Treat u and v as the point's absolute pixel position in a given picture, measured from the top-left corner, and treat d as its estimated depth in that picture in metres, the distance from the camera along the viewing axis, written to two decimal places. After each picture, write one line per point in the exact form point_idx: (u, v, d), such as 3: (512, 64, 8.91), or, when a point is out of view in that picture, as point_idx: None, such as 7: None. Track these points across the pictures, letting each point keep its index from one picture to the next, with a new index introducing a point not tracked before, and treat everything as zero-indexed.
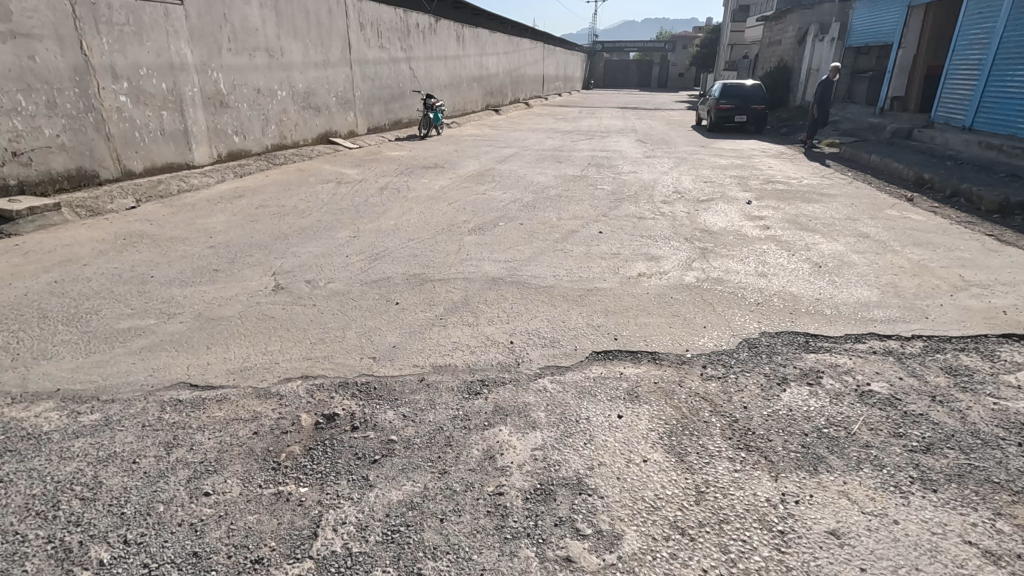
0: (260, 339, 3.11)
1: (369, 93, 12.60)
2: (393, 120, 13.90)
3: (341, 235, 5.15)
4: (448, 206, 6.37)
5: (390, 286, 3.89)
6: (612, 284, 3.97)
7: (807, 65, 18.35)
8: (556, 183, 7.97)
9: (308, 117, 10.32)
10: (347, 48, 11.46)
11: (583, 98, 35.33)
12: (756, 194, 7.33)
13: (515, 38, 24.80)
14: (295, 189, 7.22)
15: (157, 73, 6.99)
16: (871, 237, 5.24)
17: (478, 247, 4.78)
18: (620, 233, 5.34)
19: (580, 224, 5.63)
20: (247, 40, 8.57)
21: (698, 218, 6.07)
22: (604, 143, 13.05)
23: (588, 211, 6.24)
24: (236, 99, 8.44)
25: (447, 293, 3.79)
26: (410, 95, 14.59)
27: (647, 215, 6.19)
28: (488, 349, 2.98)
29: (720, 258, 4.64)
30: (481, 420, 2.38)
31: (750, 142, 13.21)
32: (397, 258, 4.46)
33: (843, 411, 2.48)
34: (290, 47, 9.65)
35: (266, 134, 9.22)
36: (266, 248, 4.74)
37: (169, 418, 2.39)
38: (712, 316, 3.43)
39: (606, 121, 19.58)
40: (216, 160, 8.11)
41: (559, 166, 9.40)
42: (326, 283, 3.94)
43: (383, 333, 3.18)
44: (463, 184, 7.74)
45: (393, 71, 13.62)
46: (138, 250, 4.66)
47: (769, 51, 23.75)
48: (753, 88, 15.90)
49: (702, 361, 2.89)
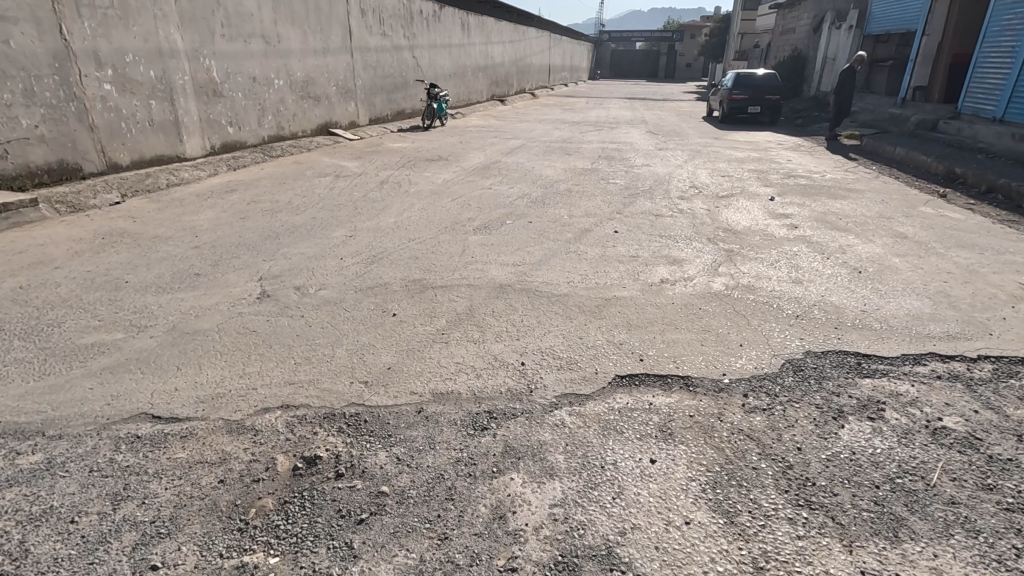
0: (237, 358, 2.75)
1: (371, 83, 12.17)
2: (396, 111, 13.49)
3: (337, 234, 4.78)
4: (452, 202, 5.98)
5: (387, 294, 3.52)
6: (632, 292, 3.59)
7: (824, 54, 17.77)
8: (566, 177, 7.56)
9: (306, 107, 9.92)
10: (348, 34, 11.04)
11: (590, 89, 34.71)
12: (778, 190, 6.90)
13: (521, 26, 24.23)
14: (291, 183, 6.84)
15: (145, 60, 6.61)
16: (910, 238, 4.83)
17: (483, 248, 4.40)
18: (638, 233, 4.94)
19: (593, 223, 5.23)
20: (241, 25, 8.16)
21: (719, 215, 5.66)
22: (615, 134, 12.59)
23: (601, 207, 5.84)
24: (231, 88, 8.05)
25: (450, 302, 3.42)
26: (414, 84, 14.15)
27: (664, 212, 5.77)
28: (496, 373, 2.61)
29: (748, 262, 4.24)
30: (489, 466, 2.02)
31: (766, 134, 12.72)
32: (396, 260, 4.10)
33: (915, 455, 2.10)
34: (287, 34, 9.23)
35: (262, 126, 8.83)
36: (254, 249, 4.37)
37: (123, 460, 2.04)
38: (748, 332, 3.05)
39: (615, 111, 19.09)
40: (209, 151, 7.74)
41: (569, 159, 8.98)
42: (317, 290, 3.57)
43: (377, 351, 2.81)
44: (467, 178, 7.34)
45: (396, 60, 13.18)
46: (116, 250, 4.31)
47: (782, 40, 23.12)
48: (767, 78, 15.38)
49: (742, 388, 2.52)
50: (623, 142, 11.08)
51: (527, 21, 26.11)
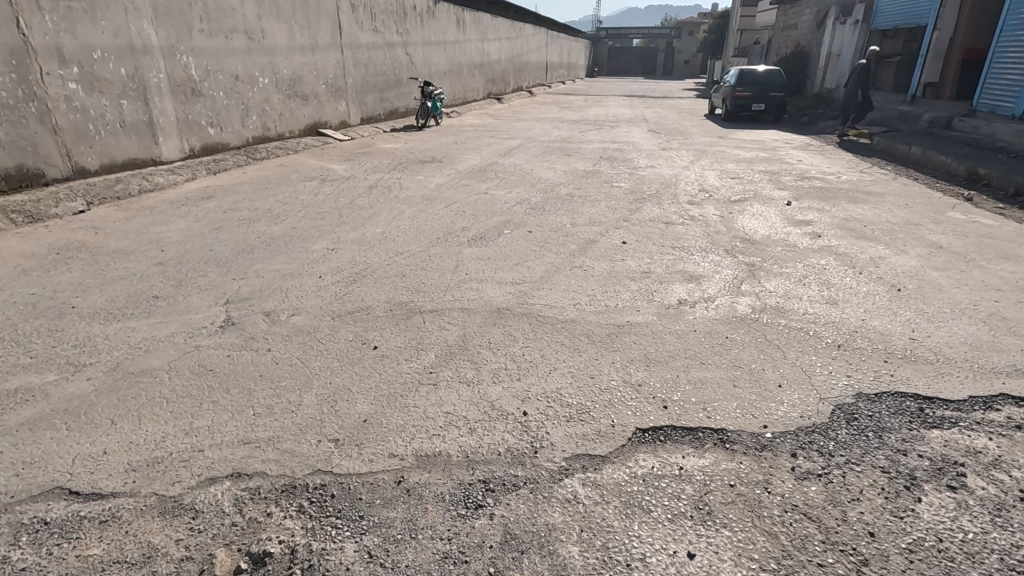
0: (187, 408, 2.31)
1: (362, 81, 11.71)
2: (389, 110, 13.03)
3: (318, 247, 4.34)
4: (445, 209, 5.55)
5: (368, 321, 3.09)
6: (648, 316, 3.16)
7: (829, 50, 17.35)
8: (568, 180, 7.13)
9: (293, 107, 9.46)
10: (337, 30, 10.58)
11: (588, 86, 34.26)
12: (794, 193, 6.48)
13: (517, 22, 23.76)
14: (273, 188, 6.40)
15: (115, 57, 6.15)
16: (946, 249, 4.42)
17: (480, 264, 3.96)
18: (648, 244, 4.52)
19: (599, 232, 4.80)
20: (222, 20, 7.71)
21: (734, 222, 5.24)
22: (615, 133, 12.16)
23: (606, 214, 5.42)
24: (211, 86, 7.60)
25: (440, 330, 2.99)
26: (407, 82, 13.69)
27: (675, 219, 5.35)
28: (493, 427, 2.18)
29: (773, 278, 3.82)
30: (484, 565, 1.59)
31: (772, 132, 12.31)
32: (382, 279, 3.66)
33: (1018, 542, 1.68)
34: (272, 29, 8.78)
35: (246, 126, 8.38)
36: (225, 266, 3.93)
37: (20, 561, 1.60)
38: (787, 369, 2.62)
39: (614, 110, 18.65)
40: (187, 154, 7.29)
41: (569, 161, 8.55)
42: (289, 317, 3.13)
43: (354, 397, 2.38)
44: (462, 182, 6.91)
45: (388, 57, 12.72)
46: (69, 268, 3.86)
47: (784, 36, 22.70)
48: (771, 74, 14.96)
49: (790, 447, 2.09)
50: (625, 142, 10.65)
51: (524, 17, 25.63)
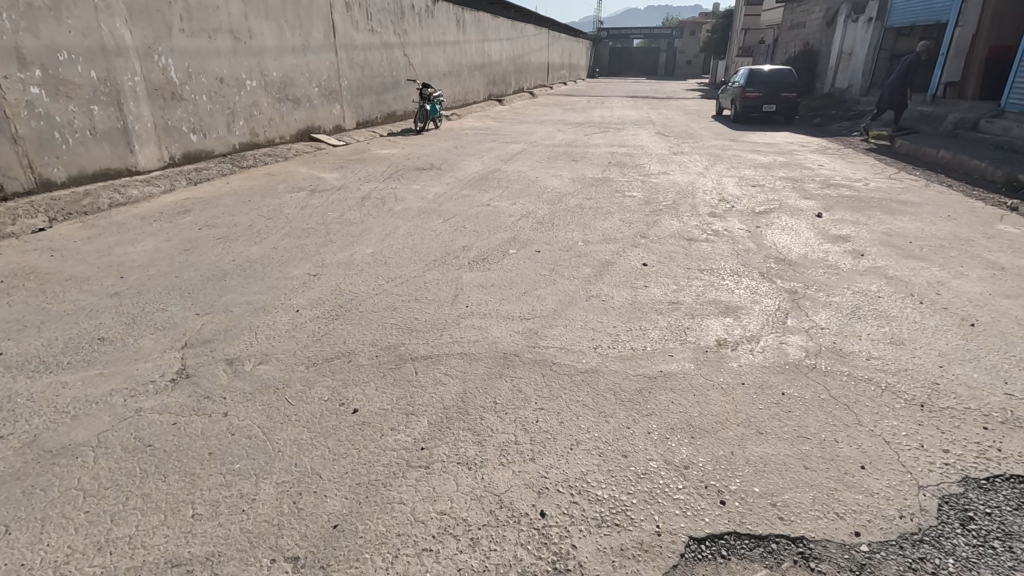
0: (108, 507, 1.80)
1: (357, 83, 11.21)
2: (386, 113, 12.53)
3: (299, 272, 3.84)
4: (444, 224, 5.04)
5: (350, 372, 2.58)
6: (684, 363, 2.65)
7: (840, 48, 16.84)
8: (576, 188, 6.63)
9: (283, 111, 8.96)
10: (330, 30, 10.08)
11: (590, 87, 33.78)
12: (822, 204, 5.97)
13: (518, 22, 23.28)
14: (257, 200, 5.90)
15: (84, 58, 5.65)
16: (1009, 270, 3.91)
17: (482, 293, 3.45)
18: (671, 266, 4.02)
19: (616, 252, 4.30)
20: (204, 19, 7.22)
21: (763, 238, 4.73)
22: (622, 137, 11.66)
23: (622, 229, 4.91)
24: (192, 90, 7.10)
25: (436, 385, 2.47)
26: (405, 84, 13.20)
27: (697, 234, 4.84)
28: (502, 538, 1.66)
29: (820, 309, 3.31)
30: None
31: (785, 135, 11.80)
32: (369, 314, 3.16)
33: None
34: (260, 29, 8.29)
35: (231, 133, 7.88)
36: (190, 297, 3.43)
37: None
38: (865, 441, 2.10)
39: (619, 111, 18.16)
40: (167, 163, 6.79)
41: (576, 167, 8.05)
42: (254, 367, 2.62)
43: (323, 489, 1.87)
44: (463, 191, 6.41)
45: (385, 58, 12.22)
46: (10, 301, 3.35)
47: (792, 34, 22.18)
48: (782, 74, 14.44)
49: (896, 569, 1.57)
50: (634, 146, 10.15)
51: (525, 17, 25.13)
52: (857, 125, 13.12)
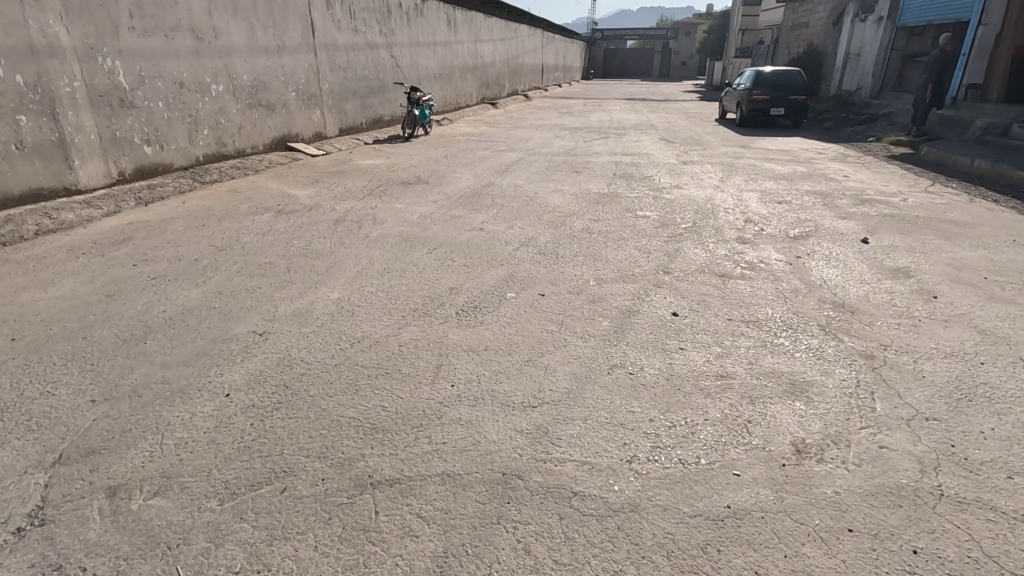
0: None
1: (339, 86, 10.42)
2: (372, 118, 11.74)
3: (241, 331, 3.05)
4: (429, 256, 4.26)
5: (281, 514, 1.78)
6: (758, 492, 1.88)
7: (848, 49, 16.16)
8: (582, 206, 5.86)
9: (254, 118, 8.15)
10: (308, 30, 9.29)
11: (585, 90, 33.04)
12: (862, 225, 5.22)
13: (512, 22, 22.50)
14: (213, 224, 5.10)
15: (7, 60, 4.84)
16: None
17: (473, 364, 2.67)
18: (707, 315, 3.25)
19: (637, 295, 3.53)
20: (159, 16, 6.42)
21: (809, 273, 3.98)
22: (625, 143, 10.91)
23: (639, 262, 4.15)
24: (146, 96, 6.29)
25: (404, 539, 1.69)
26: (392, 87, 12.41)
27: (729, 268, 4.09)
28: None
29: (912, 384, 2.55)
30: None
31: (797, 141, 11.09)
32: (321, 402, 2.37)
33: None
34: (227, 28, 7.48)
35: (194, 143, 7.06)
36: (91, 372, 2.63)
37: None
38: None
39: (617, 115, 17.41)
40: (115, 179, 5.97)
41: (579, 179, 7.29)
42: (144, 504, 1.83)
43: None
44: (453, 211, 5.63)
45: (370, 59, 11.43)
46: None
47: (794, 34, 21.52)
48: (790, 76, 13.75)
49: None
50: (639, 154, 9.41)
51: (519, 17, 24.37)
52: (870, 129, 12.43)
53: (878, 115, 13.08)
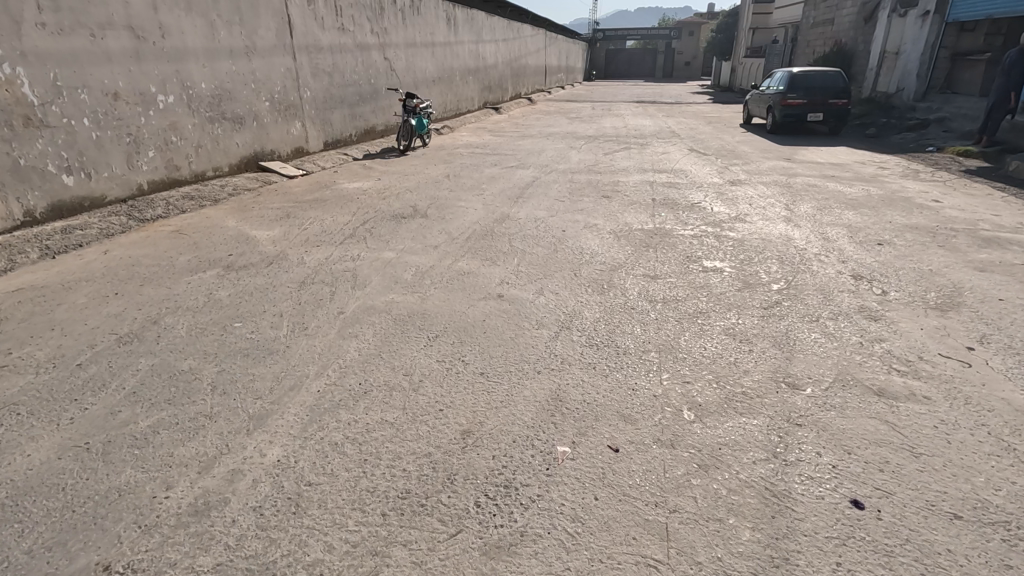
0: None
1: (324, 93, 9.05)
2: (363, 129, 10.37)
3: (87, 563, 1.67)
4: (431, 354, 2.89)
5: None
6: None
7: (884, 47, 14.83)
8: (629, 254, 4.50)
9: (216, 134, 6.77)
10: (284, 28, 7.92)
11: (590, 92, 31.73)
12: (1016, 282, 3.86)
13: (515, 22, 21.19)
14: (132, 289, 3.72)
15: None
16: None
17: None
18: (915, 506, 1.87)
19: (771, 449, 2.16)
20: (82, 9, 5.05)
21: (1012, 385, 2.61)
22: (652, 157, 9.55)
23: (743, 365, 2.79)
24: (65, 111, 4.92)
25: None
26: (386, 93, 11.05)
27: (882, 375, 2.72)
28: None
29: None
30: None
31: (848, 153, 9.74)
32: None
33: None
34: (177, 24, 6.11)
35: (135, 168, 5.69)
36: None
37: None
38: None
39: (632, 121, 16.04)
40: (19, 221, 4.60)
41: (613, 209, 5.94)
42: None
43: None
44: (461, 263, 4.25)
45: (360, 63, 10.07)
46: None
47: (817, 31, 20.15)
48: (828, 77, 12.39)
49: None
50: (674, 172, 8.06)
51: (521, 16, 23.07)
52: (923, 137, 11.07)
53: (930, 121, 11.71)
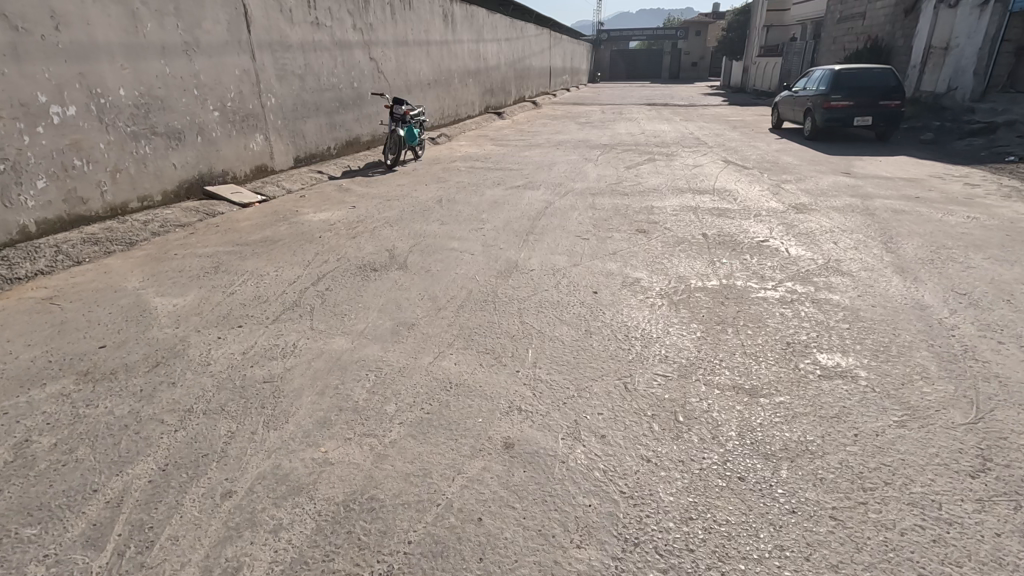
0: None
1: (293, 100, 7.59)
2: (344, 142, 8.93)
3: None
4: None
5: None
6: None
7: (930, 42, 13.35)
8: (698, 339, 3.03)
9: (142, 154, 5.32)
10: (238, 21, 6.47)
11: (596, 94, 30.25)
12: None
13: (517, 20, 19.79)
14: None
15: None
16: None
17: None
18: None
19: None
20: None
21: None
22: (684, 172, 8.08)
23: None
24: None
25: None
26: (372, 100, 9.61)
27: None
28: None
29: None
30: None
31: (916, 166, 8.24)
32: None
33: None
34: (80, 11, 4.67)
35: (15, 203, 4.25)
36: None
37: None
38: None
39: (649, 126, 14.56)
40: None
41: (657, 252, 4.47)
42: None
43: None
44: (445, 362, 2.79)
45: (340, 63, 8.62)
46: None
47: (845, 27, 18.64)
48: (876, 76, 10.90)
49: None
50: (718, 194, 6.60)
51: (524, 15, 21.68)
52: (994, 143, 9.56)
53: (997, 124, 10.20)
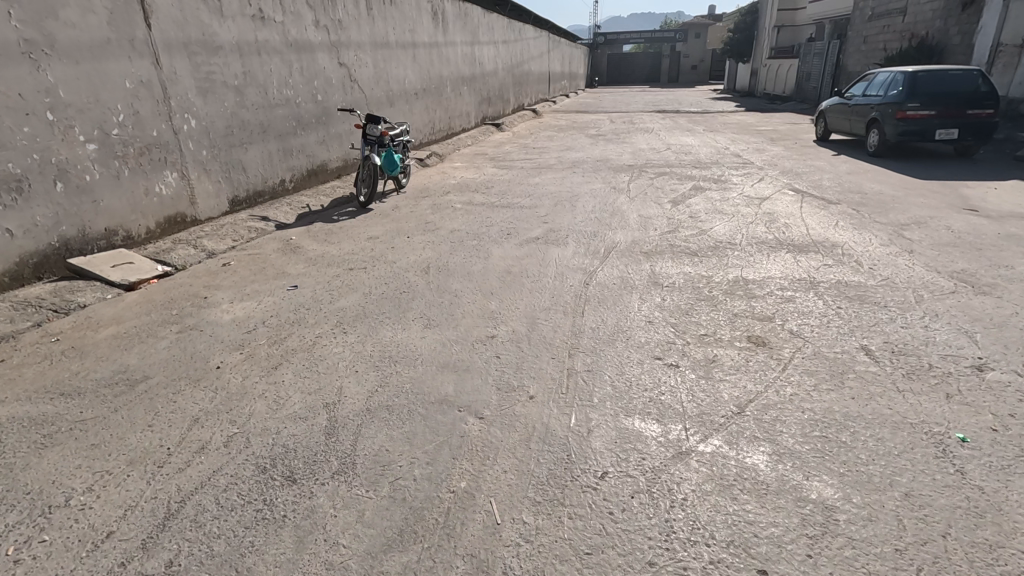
0: None
1: (228, 122, 5.55)
2: (304, 173, 6.88)
3: None
4: None
5: None
6: None
7: (998, 38, 11.44)
8: None
9: None
10: (127, 10, 4.44)
11: (597, 101, 28.32)
12: None
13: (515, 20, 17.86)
14: None
15: None
16: None
17: None
18: None
19: None
20: None
21: None
22: (749, 208, 6.10)
23: None
24: None
25: None
26: (343, 117, 7.58)
27: None
28: None
29: None
30: None
31: None
32: None
33: None
34: None
35: None
36: None
37: None
38: None
39: (673, 139, 12.59)
40: None
41: (817, 408, 2.47)
42: None
43: None
44: None
45: (297, 70, 6.58)
46: None
47: (880, 24, 16.78)
48: (961, 78, 8.96)
49: None
50: (823, 251, 4.62)
51: (521, 15, 19.78)
52: None
53: None
